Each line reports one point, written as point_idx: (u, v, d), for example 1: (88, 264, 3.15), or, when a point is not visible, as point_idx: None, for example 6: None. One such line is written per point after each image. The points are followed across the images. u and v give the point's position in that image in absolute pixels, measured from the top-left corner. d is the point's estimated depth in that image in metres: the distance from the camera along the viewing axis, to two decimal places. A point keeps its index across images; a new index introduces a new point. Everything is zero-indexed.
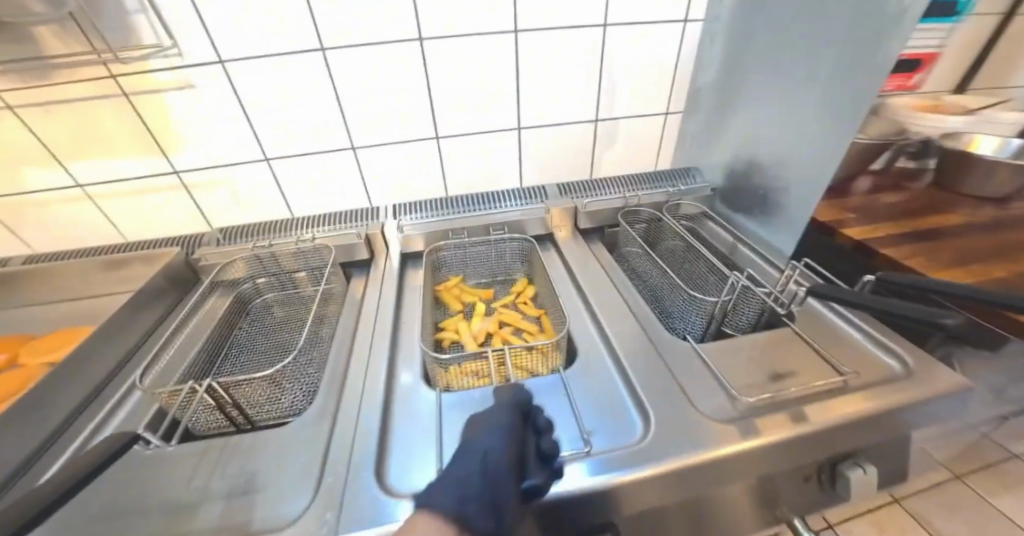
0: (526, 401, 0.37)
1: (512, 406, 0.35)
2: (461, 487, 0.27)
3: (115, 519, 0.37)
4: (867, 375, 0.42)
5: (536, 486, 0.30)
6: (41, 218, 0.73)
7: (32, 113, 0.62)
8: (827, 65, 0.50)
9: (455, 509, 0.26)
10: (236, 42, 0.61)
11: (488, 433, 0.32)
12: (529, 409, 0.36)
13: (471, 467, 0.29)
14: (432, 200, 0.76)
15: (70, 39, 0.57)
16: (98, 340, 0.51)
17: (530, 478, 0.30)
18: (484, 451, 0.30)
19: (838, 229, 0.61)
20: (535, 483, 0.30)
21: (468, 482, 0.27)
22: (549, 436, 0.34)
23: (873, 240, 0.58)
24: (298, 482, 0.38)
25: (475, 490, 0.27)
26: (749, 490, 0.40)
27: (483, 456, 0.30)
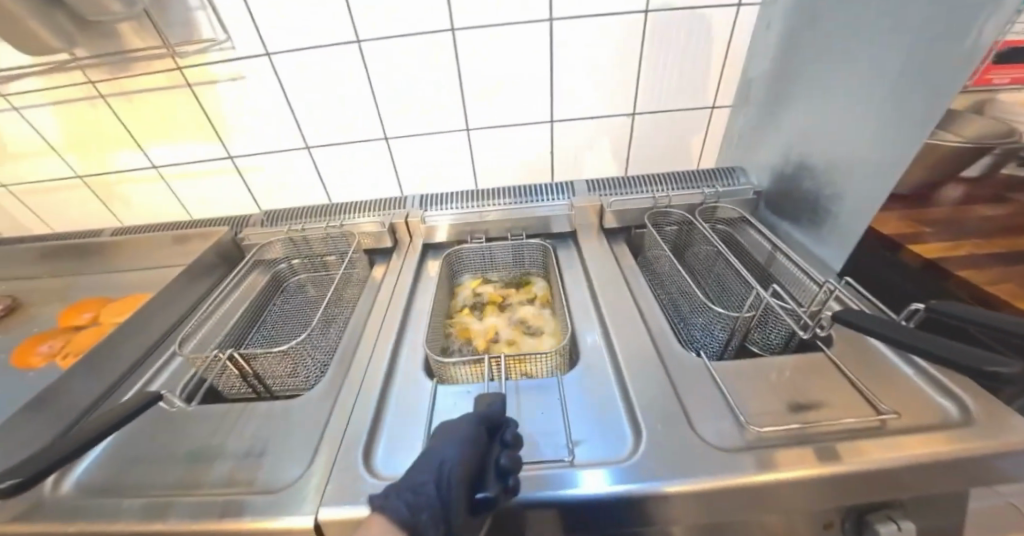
0: (498, 413, 0.37)
1: (479, 417, 0.36)
2: (412, 495, 0.30)
3: (143, 463, 0.41)
4: (911, 415, 0.37)
5: (488, 499, 0.30)
6: (125, 194, 0.83)
7: (116, 101, 0.70)
8: (898, 53, 0.43)
9: (406, 517, 0.28)
10: (281, 35, 0.64)
11: (449, 444, 0.33)
12: (498, 422, 0.36)
13: (426, 480, 0.31)
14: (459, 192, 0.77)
15: (146, 35, 0.64)
16: (153, 305, 0.58)
17: (485, 493, 0.31)
18: (441, 464, 0.32)
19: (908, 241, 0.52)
20: (488, 496, 0.30)
21: (421, 490, 0.30)
22: (513, 451, 0.34)
23: (951, 257, 0.49)
24: (297, 452, 0.41)
25: (426, 502, 0.30)
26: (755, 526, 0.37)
27: (440, 468, 0.32)
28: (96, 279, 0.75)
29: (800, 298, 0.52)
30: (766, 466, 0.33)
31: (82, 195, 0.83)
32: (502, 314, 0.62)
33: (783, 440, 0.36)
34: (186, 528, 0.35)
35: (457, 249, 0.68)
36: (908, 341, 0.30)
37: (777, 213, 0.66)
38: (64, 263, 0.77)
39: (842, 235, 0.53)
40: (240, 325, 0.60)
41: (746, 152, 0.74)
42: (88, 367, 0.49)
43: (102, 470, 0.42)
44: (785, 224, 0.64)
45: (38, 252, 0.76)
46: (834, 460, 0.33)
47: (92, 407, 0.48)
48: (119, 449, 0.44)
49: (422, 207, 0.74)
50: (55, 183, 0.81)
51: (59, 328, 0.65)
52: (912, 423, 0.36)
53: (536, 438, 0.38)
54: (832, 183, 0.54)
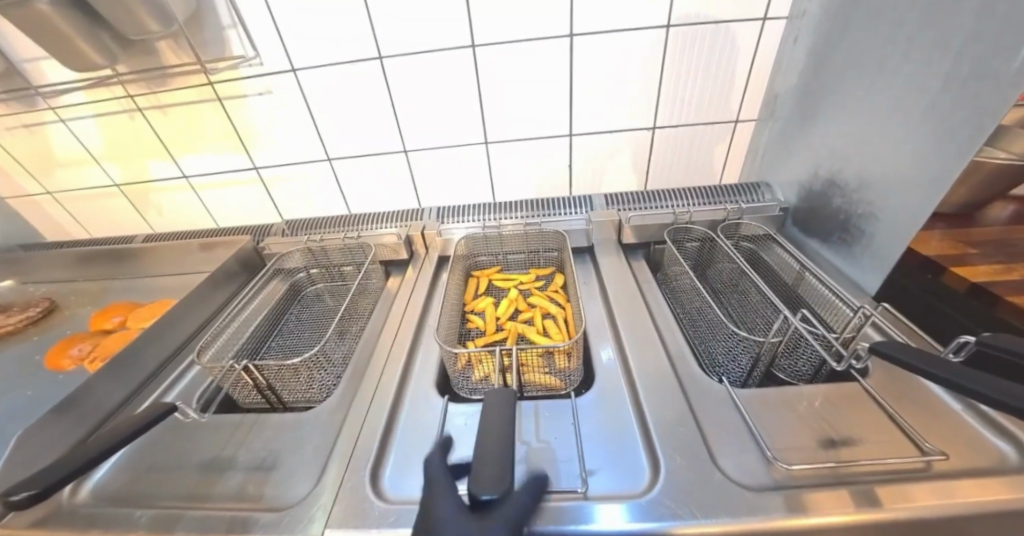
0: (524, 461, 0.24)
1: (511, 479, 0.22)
2: None
3: (159, 471, 0.42)
4: (959, 457, 0.34)
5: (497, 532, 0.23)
6: (158, 202, 0.87)
7: (152, 114, 0.74)
8: (937, 68, 0.41)
9: None
10: (307, 52, 0.66)
11: None
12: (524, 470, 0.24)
13: None
14: (476, 205, 0.77)
15: (181, 52, 0.67)
16: (177, 312, 0.59)
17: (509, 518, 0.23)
18: None
19: (955, 262, 0.49)
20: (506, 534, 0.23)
21: None
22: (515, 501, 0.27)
23: (1007, 280, 0.45)
24: (306, 465, 0.41)
25: None
26: None
27: None
28: (126, 284, 0.78)
29: (833, 322, 0.49)
30: (794, 505, 0.31)
31: (119, 202, 0.87)
32: (517, 297, 0.62)
33: (815, 478, 0.33)
34: None
35: (474, 235, 0.66)
36: (952, 378, 0.28)
37: (805, 230, 0.63)
38: (98, 268, 0.80)
39: (877, 256, 0.50)
40: (258, 335, 0.60)
41: (771, 167, 0.72)
42: (112, 372, 0.50)
43: (119, 477, 0.42)
44: (813, 242, 0.61)
45: (75, 257, 0.80)
46: (874, 504, 0.30)
47: (114, 411, 0.49)
48: (136, 456, 0.44)
49: (440, 220, 0.74)
50: (94, 191, 0.85)
51: (90, 331, 0.67)
52: (960, 466, 0.33)
53: (546, 463, 0.37)
54: (866, 202, 0.51)
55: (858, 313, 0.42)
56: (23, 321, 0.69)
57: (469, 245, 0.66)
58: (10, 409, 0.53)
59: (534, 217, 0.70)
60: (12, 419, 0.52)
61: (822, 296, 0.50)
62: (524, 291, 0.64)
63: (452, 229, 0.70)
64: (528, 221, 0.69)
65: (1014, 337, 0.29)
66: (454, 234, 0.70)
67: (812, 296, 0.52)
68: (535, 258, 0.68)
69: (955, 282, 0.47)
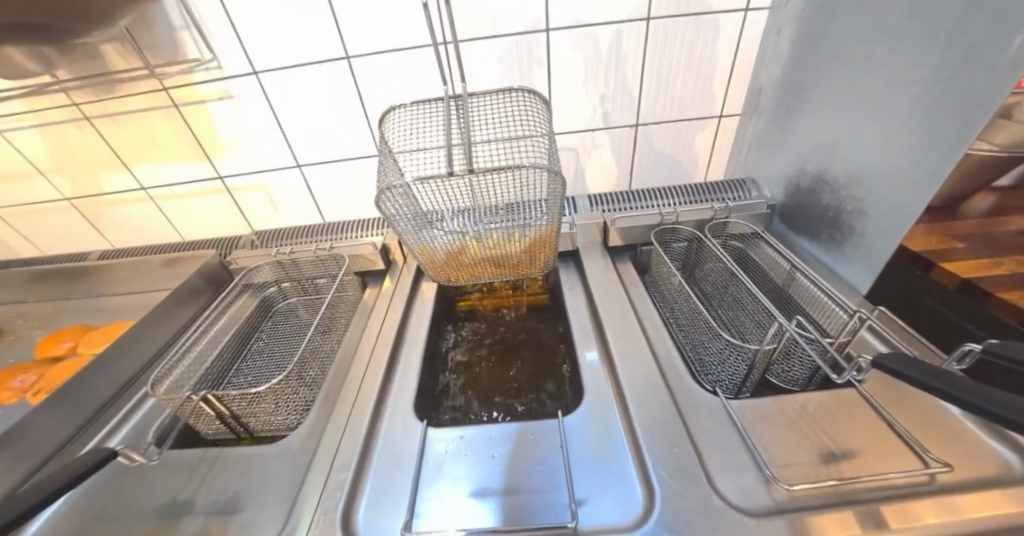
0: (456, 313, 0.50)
1: None
2: None
3: (108, 519, 0.38)
4: (963, 466, 0.32)
5: None
6: (116, 215, 0.81)
7: (101, 123, 0.68)
8: (927, 57, 0.39)
9: None
10: (267, 53, 0.62)
11: None
12: None
13: None
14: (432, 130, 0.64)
15: (129, 55, 0.62)
16: (133, 338, 0.54)
17: None
18: None
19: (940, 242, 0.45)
20: None
21: None
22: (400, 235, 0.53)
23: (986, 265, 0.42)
24: (272, 506, 0.37)
25: None
26: None
27: None
28: (80, 304, 0.72)
29: (826, 324, 0.47)
30: (797, 530, 0.29)
31: (70, 216, 0.81)
32: (503, 290, 0.66)
33: (817, 498, 0.31)
34: None
35: (421, 191, 0.50)
36: (956, 393, 0.26)
37: (794, 227, 0.62)
38: (49, 287, 0.74)
39: (869, 254, 0.49)
40: (224, 357, 0.56)
41: (756, 163, 0.71)
42: (57, 406, 0.46)
43: (64, 528, 0.38)
44: (802, 240, 0.60)
45: (25, 277, 0.74)
46: (879, 526, 0.29)
47: (59, 448, 0.45)
48: (87, 500, 0.40)
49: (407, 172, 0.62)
50: (42, 205, 0.79)
51: (38, 359, 0.62)
52: (964, 477, 0.31)
53: (532, 492, 0.35)
54: (855, 198, 0.49)
55: (852, 315, 0.41)
56: None
57: (419, 200, 0.51)
58: None
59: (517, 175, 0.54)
60: None
61: (814, 297, 0.49)
62: (518, 287, 0.66)
63: (425, 210, 0.52)
64: (511, 186, 0.53)
65: (1020, 343, 0.27)
66: (425, 228, 0.53)
67: (803, 296, 0.51)
68: (519, 233, 0.55)
69: (946, 276, 0.43)
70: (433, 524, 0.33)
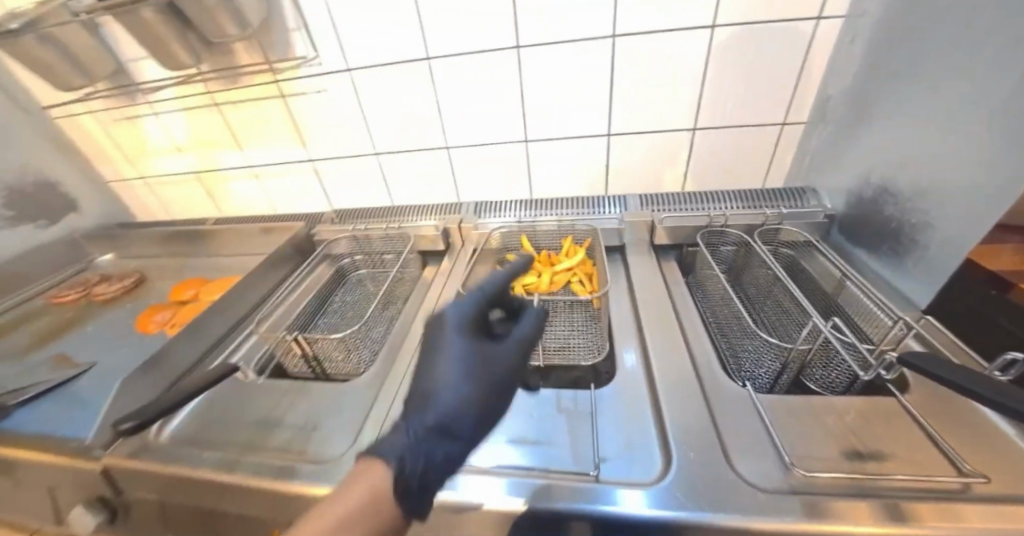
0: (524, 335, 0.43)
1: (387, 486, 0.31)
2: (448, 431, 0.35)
3: (224, 423, 0.48)
4: (1008, 481, 0.31)
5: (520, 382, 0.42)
6: (228, 190, 0.96)
7: (226, 110, 0.82)
8: (1010, 63, 0.38)
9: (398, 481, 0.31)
10: (361, 54, 0.72)
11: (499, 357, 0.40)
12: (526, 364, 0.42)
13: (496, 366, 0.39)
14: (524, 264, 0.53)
15: (253, 52, 0.74)
16: (243, 288, 0.67)
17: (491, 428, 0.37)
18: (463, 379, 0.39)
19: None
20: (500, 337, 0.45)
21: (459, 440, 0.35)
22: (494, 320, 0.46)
23: None
24: (344, 429, 0.45)
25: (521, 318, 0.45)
26: None
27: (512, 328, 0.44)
28: (199, 262, 0.88)
29: (873, 334, 0.47)
30: (812, 510, 0.31)
31: (194, 188, 0.98)
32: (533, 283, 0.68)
33: (838, 488, 0.32)
34: (250, 483, 0.40)
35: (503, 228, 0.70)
36: (1005, 401, 0.26)
37: (853, 238, 0.60)
38: (178, 246, 0.91)
39: (931, 268, 0.47)
40: (309, 311, 0.67)
41: (819, 172, 0.69)
42: (190, 335, 0.58)
43: (193, 426, 0.48)
44: (861, 252, 0.58)
45: (161, 236, 0.91)
46: (899, 517, 0.30)
47: (189, 369, 0.57)
48: (209, 408, 0.50)
49: (478, 216, 0.77)
50: (176, 178, 0.96)
51: (170, 301, 0.76)
52: (1009, 489, 0.31)
53: (562, 446, 0.39)
54: (920, 210, 0.48)
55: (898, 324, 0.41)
56: (119, 290, 0.80)
57: (501, 239, 0.70)
58: (107, 363, 0.62)
59: (570, 214, 0.71)
60: (108, 371, 0.61)
61: (863, 307, 0.49)
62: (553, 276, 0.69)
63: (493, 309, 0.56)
64: (562, 217, 0.71)
65: None
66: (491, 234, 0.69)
67: (851, 305, 0.51)
68: (570, 231, 0.68)
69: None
70: (475, 457, 0.39)
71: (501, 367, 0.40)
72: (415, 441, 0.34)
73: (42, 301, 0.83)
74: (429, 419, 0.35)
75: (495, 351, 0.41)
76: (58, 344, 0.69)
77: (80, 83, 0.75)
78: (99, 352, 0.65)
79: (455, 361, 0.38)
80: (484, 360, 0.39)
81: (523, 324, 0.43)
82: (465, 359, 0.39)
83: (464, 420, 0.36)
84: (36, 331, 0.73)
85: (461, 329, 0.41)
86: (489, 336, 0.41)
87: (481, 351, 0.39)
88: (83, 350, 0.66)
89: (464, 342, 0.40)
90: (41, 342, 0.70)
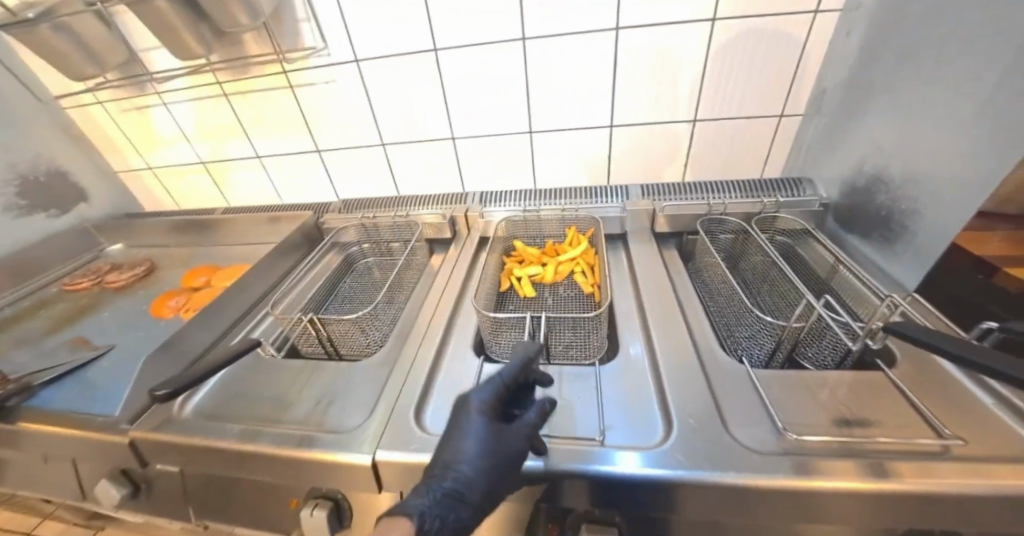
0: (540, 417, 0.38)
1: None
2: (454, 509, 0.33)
3: (243, 399, 0.50)
4: (984, 443, 0.34)
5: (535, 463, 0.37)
6: (236, 180, 0.98)
7: (235, 100, 0.84)
8: (995, 54, 0.40)
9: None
10: (369, 45, 0.73)
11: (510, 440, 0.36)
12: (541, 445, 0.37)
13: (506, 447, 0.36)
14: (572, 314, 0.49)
15: (262, 43, 0.76)
16: (256, 274, 0.69)
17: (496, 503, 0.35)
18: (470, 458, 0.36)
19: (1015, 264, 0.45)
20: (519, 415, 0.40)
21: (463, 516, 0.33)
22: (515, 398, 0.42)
23: None
24: (360, 403, 0.47)
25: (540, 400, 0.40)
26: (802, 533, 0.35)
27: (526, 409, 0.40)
28: (209, 251, 0.89)
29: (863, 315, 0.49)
30: (801, 468, 0.33)
31: (202, 179, 0.99)
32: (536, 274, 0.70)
33: (827, 450, 0.35)
34: (272, 452, 0.42)
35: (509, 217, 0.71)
36: None
37: (847, 226, 0.62)
38: (187, 235, 0.93)
39: (919, 252, 0.49)
40: (320, 296, 0.69)
41: (815, 163, 0.71)
42: (206, 317, 0.60)
43: (213, 401, 0.50)
44: (854, 239, 0.61)
45: (171, 225, 0.93)
46: (882, 474, 0.32)
47: (206, 350, 0.58)
48: (228, 386, 0.52)
49: (484, 204, 0.79)
50: (184, 169, 0.98)
51: (182, 288, 0.78)
52: (983, 450, 0.33)
53: (570, 416, 0.42)
54: (910, 197, 0.50)
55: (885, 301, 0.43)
56: (131, 277, 0.82)
57: (508, 228, 0.71)
58: (124, 346, 0.64)
59: (573, 204, 0.73)
60: (127, 352, 0.63)
61: (855, 290, 0.51)
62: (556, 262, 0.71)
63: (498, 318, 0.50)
64: (566, 206, 0.73)
65: None
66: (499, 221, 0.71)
67: (842, 288, 0.53)
68: (573, 222, 0.70)
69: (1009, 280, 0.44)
70: None
71: (510, 455, 0.36)
72: (435, 501, 0.33)
73: (55, 288, 0.85)
74: (445, 484, 0.34)
75: (508, 433, 0.37)
76: (75, 328, 0.71)
77: (92, 73, 0.76)
78: (115, 336, 0.67)
79: (470, 441, 0.36)
80: (497, 442, 0.36)
81: (527, 411, 0.38)
82: (479, 438, 0.36)
83: (477, 494, 0.34)
84: (52, 316, 0.75)
85: (483, 409, 0.38)
86: (505, 423, 0.37)
87: (496, 434, 0.36)
88: (100, 334, 0.68)
89: (484, 423, 0.37)
90: (58, 326, 0.72)
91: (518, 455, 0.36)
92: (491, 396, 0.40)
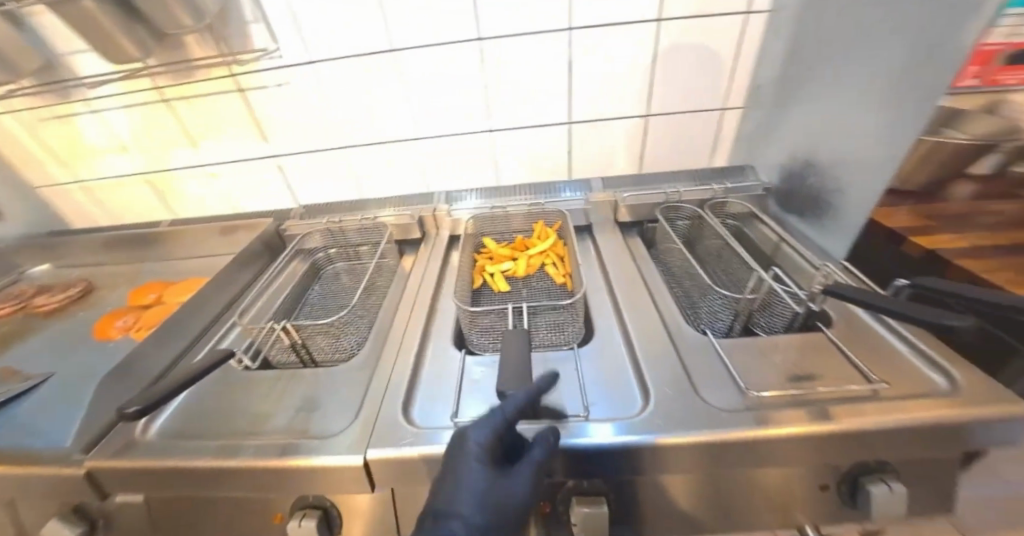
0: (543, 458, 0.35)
1: None
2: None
3: (212, 415, 0.48)
4: (905, 384, 0.39)
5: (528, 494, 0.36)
6: (181, 190, 0.91)
7: (177, 104, 0.79)
8: (893, 51, 0.46)
9: None
10: (324, 46, 0.72)
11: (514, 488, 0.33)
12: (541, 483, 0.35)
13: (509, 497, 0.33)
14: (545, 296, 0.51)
15: (206, 45, 0.72)
16: (215, 286, 0.65)
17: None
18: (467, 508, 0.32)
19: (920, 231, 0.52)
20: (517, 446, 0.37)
21: None
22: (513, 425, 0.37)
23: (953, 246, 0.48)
24: (343, 407, 0.47)
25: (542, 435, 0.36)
26: (765, 481, 0.39)
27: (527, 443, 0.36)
28: (155, 266, 0.83)
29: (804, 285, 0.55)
30: (761, 420, 0.37)
31: (141, 190, 0.92)
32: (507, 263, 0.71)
33: (781, 403, 0.39)
34: (250, 465, 0.40)
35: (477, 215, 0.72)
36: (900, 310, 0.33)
37: (786, 208, 0.69)
38: (129, 250, 0.86)
39: (845, 226, 0.56)
40: (288, 304, 0.66)
41: (756, 152, 0.78)
42: (163, 335, 0.56)
43: (179, 421, 0.47)
44: (792, 219, 0.67)
45: (108, 241, 0.85)
46: (827, 418, 0.36)
47: (165, 370, 0.55)
48: (194, 404, 0.50)
49: (452, 203, 0.80)
50: (120, 180, 0.90)
51: (129, 307, 0.72)
52: (905, 390, 0.39)
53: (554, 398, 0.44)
54: (835, 178, 0.57)
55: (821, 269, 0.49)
56: (65, 299, 0.75)
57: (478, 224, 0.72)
58: (66, 373, 0.59)
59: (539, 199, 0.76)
60: (70, 380, 0.57)
61: (796, 263, 0.57)
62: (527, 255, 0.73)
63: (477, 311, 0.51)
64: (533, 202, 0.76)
65: None
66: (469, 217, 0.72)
67: (786, 263, 0.59)
68: (541, 216, 0.72)
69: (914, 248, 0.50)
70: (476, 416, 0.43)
71: (512, 507, 0.32)
72: None
73: None
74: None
75: (511, 480, 0.33)
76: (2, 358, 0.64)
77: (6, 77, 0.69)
78: (53, 363, 0.61)
79: (469, 495, 0.31)
80: (500, 494, 0.32)
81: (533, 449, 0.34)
82: (481, 493, 0.32)
83: None
84: None
85: (482, 453, 0.33)
86: (509, 471, 0.33)
87: (501, 487, 0.32)
88: (34, 362, 0.62)
89: (485, 472, 0.32)
90: None
91: (520, 501, 0.33)
92: (491, 436, 0.34)
